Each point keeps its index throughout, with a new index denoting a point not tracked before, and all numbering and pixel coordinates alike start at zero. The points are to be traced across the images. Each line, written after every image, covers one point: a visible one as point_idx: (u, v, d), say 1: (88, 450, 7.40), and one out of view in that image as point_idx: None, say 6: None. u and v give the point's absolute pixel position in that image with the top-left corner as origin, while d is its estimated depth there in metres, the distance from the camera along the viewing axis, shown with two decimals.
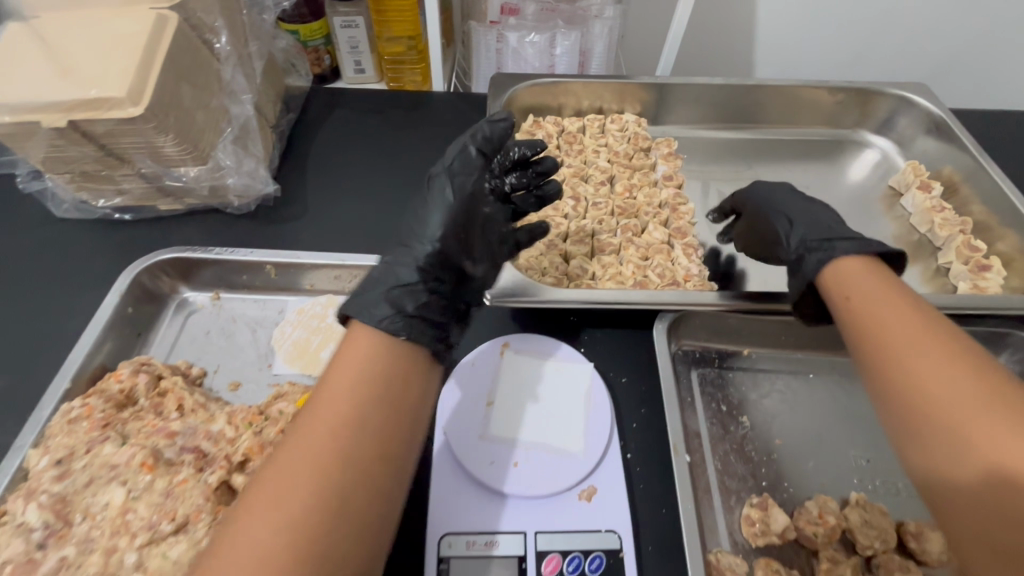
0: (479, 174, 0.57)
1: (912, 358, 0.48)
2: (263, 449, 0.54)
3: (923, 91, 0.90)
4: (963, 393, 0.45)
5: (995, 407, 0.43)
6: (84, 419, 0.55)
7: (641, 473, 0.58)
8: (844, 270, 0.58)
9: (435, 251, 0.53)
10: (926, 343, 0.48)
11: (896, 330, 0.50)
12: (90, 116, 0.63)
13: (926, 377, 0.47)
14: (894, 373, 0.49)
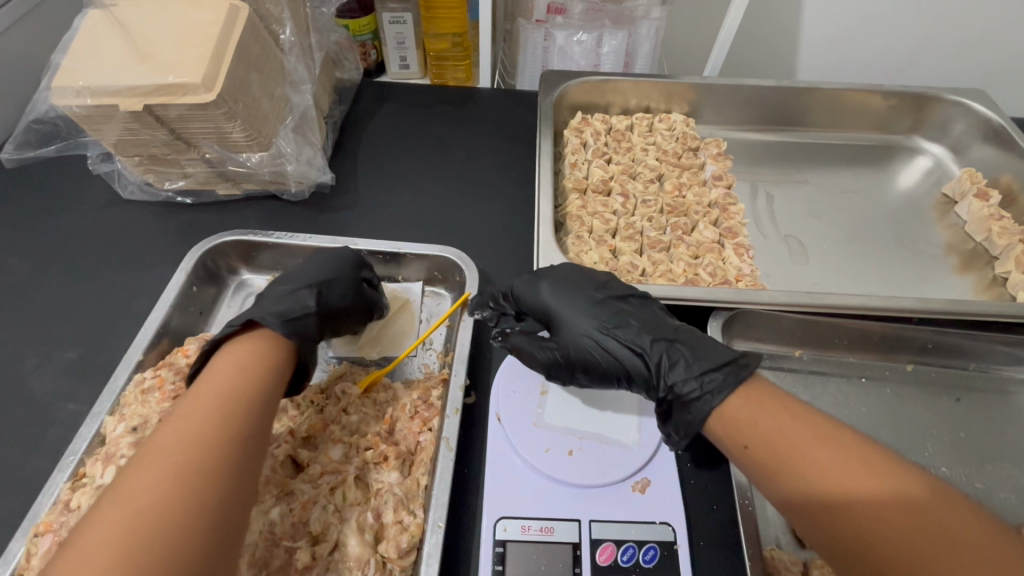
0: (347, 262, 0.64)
1: (813, 460, 0.44)
2: (325, 426, 0.56)
3: (981, 97, 0.89)
4: (812, 442, 0.45)
5: (839, 448, 0.44)
6: (156, 389, 0.58)
7: (692, 470, 0.58)
8: (722, 406, 0.51)
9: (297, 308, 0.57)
10: (769, 409, 0.48)
11: (775, 441, 0.46)
12: (165, 101, 0.66)
13: (784, 437, 0.46)
14: (805, 494, 0.43)
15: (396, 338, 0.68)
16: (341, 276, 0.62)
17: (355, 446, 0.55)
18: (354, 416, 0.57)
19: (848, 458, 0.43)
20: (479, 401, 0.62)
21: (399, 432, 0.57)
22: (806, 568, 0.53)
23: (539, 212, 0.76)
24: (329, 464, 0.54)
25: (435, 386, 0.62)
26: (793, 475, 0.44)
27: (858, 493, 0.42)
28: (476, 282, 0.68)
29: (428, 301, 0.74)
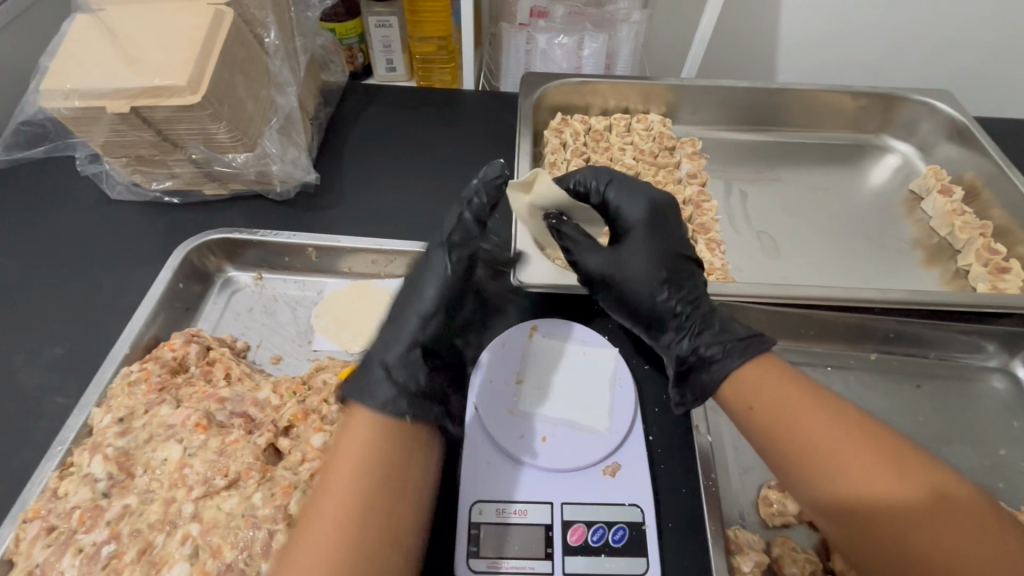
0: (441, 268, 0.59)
1: (843, 460, 0.46)
2: (306, 416, 0.58)
3: (945, 97, 0.92)
4: (843, 444, 0.47)
5: (868, 451, 0.46)
6: (142, 382, 0.59)
7: (662, 455, 0.60)
8: (734, 371, 0.55)
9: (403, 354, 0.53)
10: (799, 408, 0.50)
11: (795, 423, 0.49)
12: (152, 103, 0.68)
13: (811, 437, 0.48)
14: (830, 493, 0.46)
15: (379, 332, 0.71)
16: (439, 284, 0.57)
17: (335, 434, 0.57)
18: (334, 406, 0.59)
19: (852, 434, 0.47)
20: None
21: None
22: (768, 546, 0.55)
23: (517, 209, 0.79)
24: (310, 451, 0.55)
25: None
26: (827, 475, 0.47)
27: (887, 496, 0.44)
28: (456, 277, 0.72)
29: None
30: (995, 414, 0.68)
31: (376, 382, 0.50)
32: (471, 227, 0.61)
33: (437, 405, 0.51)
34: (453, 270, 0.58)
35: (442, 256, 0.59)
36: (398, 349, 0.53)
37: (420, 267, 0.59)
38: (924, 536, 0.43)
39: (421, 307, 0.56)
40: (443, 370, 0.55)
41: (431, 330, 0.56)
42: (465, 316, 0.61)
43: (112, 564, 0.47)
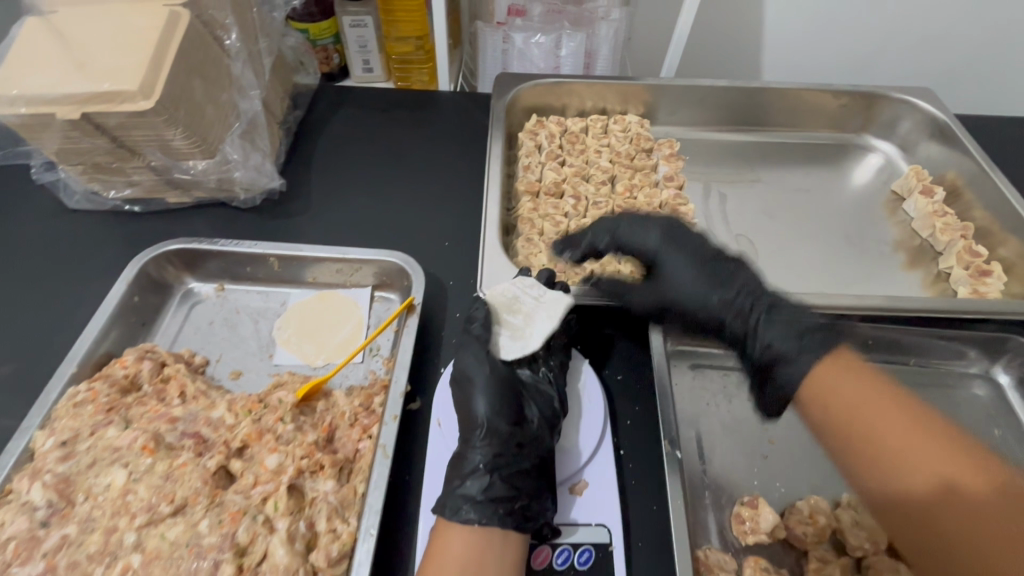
0: (489, 363, 0.58)
1: (910, 454, 0.49)
2: (261, 435, 0.56)
3: (926, 96, 0.90)
4: (908, 449, 0.49)
5: (932, 449, 0.49)
6: (89, 402, 0.57)
7: (632, 469, 0.60)
8: (812, 374, 0.55)
9: (483, 456, 0.53)
10: (875, 404, 0.51)
11: (854, 413, 0.51)
12: (103, 109, 0.65)
13: (891, 440, 0.49)
14: (885, 485, 0.50)
15: (343, 345, 0.69)
16: (485, 393, 0.56)
17: (291, 455, 0.54)
18: (290, 425, 0.57)
19: (928, 437, 0.49)
20: (424, 406, 0.63)
21: (338, 441, 0.58)
22: (739, 565, 0.54)
23: (488, 215, 0.76)
24: (263, 474, 0.53)
25: (377, 393, 0.62)
26: (892, 467, 0.49)
27: (922, 485, 0.48)
28: (421, 287, 0.69)
29: (377, 306, 0.74)
30: (975, 422, 0.66)
31: (457, 493, 0.51)
32: (483, 330, 0.61)
33: (519, 497, 0.51)
34: (493, 369, 0.58)
35: (477, 369, 0.58)
36: (481, 446, 0.54)
37: (460, 382, 0.58)
38: (950, 523, 0.47)
39: (474, 424, 0.55)
40: (530, 466, 0.53)
41: (503, 431, 0.54)
42: (550, 397, 0.59)
43: None
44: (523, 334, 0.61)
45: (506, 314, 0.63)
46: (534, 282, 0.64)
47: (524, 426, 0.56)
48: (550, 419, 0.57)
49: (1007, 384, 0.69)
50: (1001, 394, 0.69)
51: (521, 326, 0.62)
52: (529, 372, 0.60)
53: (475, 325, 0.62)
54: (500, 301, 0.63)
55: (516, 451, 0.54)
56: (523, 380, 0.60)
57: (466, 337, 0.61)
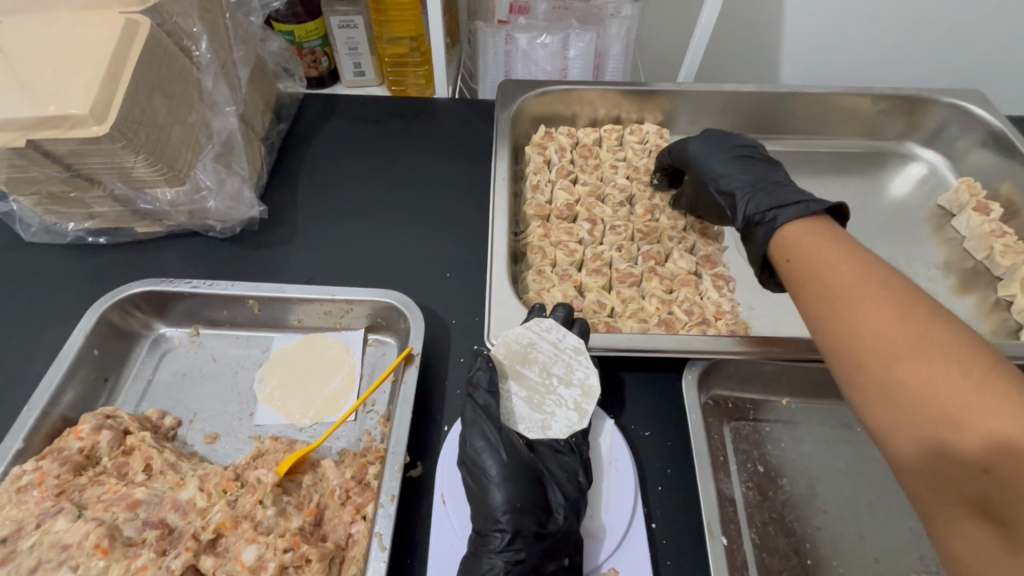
0: (501, 442, 0.51)
1: (864, 309, 0.45)
2: (236, 523, 0.48)
3: (979, 99, 0.81)
4: (867, 321, 0.44)
5: (897, 330, 0.43)
6: (35, 487, 0.49)
7: (667, 548, 0.51)
8: (782, 231, 0.56)
9: (501, 559, 0.46)
10: (833, 270, 0.48)
11: (810, 267, 0.51)
12: (51, 136, 0.56)
13: (851, 323, 0.45)
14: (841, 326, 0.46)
15: (333, 400, 0.61)
16: (502, 482, 0.49)
17: (271, 547, 0.46)
18: (271, 510, 0.49)
19: (903, 313, 0.44)
20: (427, 472, 0.55)
21: (328, 523, 0.50)
22: None
23: (494, 247, 0.67)
24: (239, 571, 0.45)
25: (372, 462, 0.54)
26: (840, 322, 0.46)
27: (882, 344, 0.43)
28: (420, 333, 0.60)
29: (371, 351, 0.66)
30: None
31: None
32: (489, 399, 0.53)
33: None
34: (509, 453, 0.51)
35: (490, 454, 0.50)
36: (498, 549, 0.47)
37: (471, 469, 0.51)
38: (915, 382, 0.40)
39: (492, 521, 0.48)
40: (558, 566, 0.47)
41: (526, 528, 0.48)
42: (574, 476, 0.52)
43: None
44: (538, 400, 0.55)
45: (518, 366, 0.56)
46: (552, 325, 0.57)
47: (548, 518, 0.49)
48: (577, 504, 0.50)
49: None
50: None
51: (535, 387, 0.56)
52: (548, 443, 0.53)
53: (480, 391, 0.53)
54: (510, 351, 0.57)
55: (541, 552, 0.47)
56: (541, 457, 0.52)
57: (471, 409, 0.53)
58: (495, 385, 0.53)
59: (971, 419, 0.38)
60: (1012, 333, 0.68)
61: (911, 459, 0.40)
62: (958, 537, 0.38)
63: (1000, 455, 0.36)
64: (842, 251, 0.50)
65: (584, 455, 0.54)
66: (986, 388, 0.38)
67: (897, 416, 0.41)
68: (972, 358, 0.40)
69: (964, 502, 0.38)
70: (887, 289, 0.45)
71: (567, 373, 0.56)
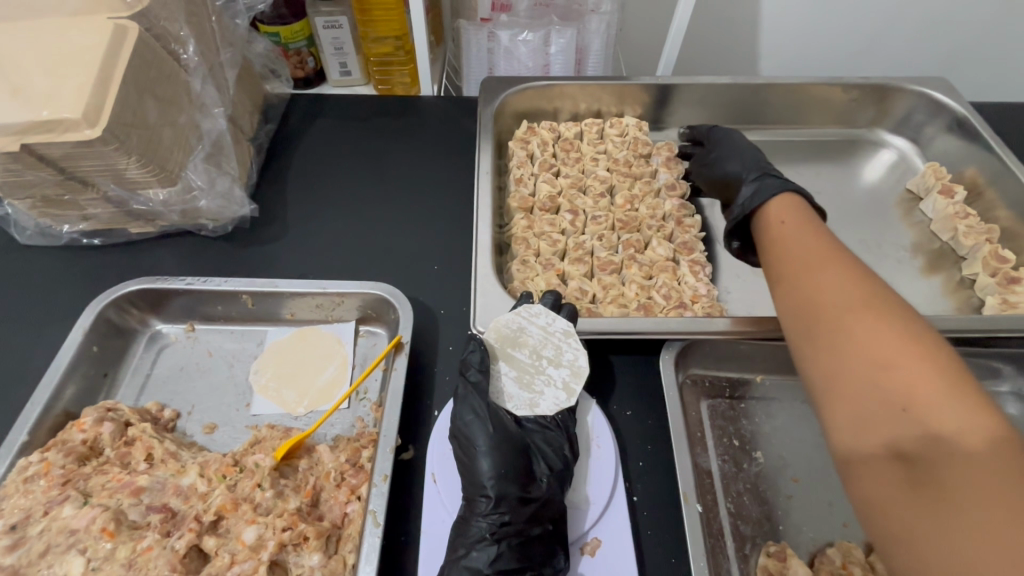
0: (489, 415, 0.54)
1: (829, 274, 0.49)
2: (236, 506, 0.50)
3: (944, 86, 0.85)
4: (833, 282, 0.49)
5: (858, 293, 0.47)
6: (41, 476, 0.51)
7: (648, 519, 0.54)
8: (789, 193, 0.61)
9: (487, 524, 0.49)
10: (811, 245, 0.53)
11: (790, 239, 0.55)
12: (45, 139, 0.58)
13: (820, 283, 0.49)
14: (809, 283, 0.50)
15: (326, 389, 0.63)
16: (490, 452, 0.52)
17: (270, 527, 0.49)
18: (269, 492, 0.51)
19: (863, 283, 0.48)
20: (417, 456, 0.58)
21: (324, 504, 0.53)
22: None
23: (479, 240, 0.69)
24: (240, 550, 0.48)
25: (366, 446, 0.57)
26: (808, 280, 0.50)
27: (839, 300, 0.47)
28: (409, 322, 0.63)
29: (362, 342, 0.68)
30: None
31: (462, 565, 0.48)
32: (479, 376, 0.56)
33: (528, 568, 0.49)
34: (496, 426, 0.54)
35: (478, 425, 0.53)
36: (484, 513, 0.50)
37: (460, 440, 0.54)
38: (861, 331, 0.44)
39: (479, 488, 0.51)
40: (541, 531, 0.50)
41: (511, 494, 0.50)
42: (559, 447, 0.54)
43: None
44: (528, 379, 0.58)
45: (510, 349, 0.59)
46: (540, 310, 0.61)
47: (534, 486, 0.52)
48: (561, 474, 0.53)
49: None
50: None
51: (525, 367, 0.58)
52: (535, 420, 0.56)
53: (471, 369, 0.57)
54: (501, 327, 0.60)
55: (526, 517, 0.50)
56: (528, 431, 0.55)
57: (463, 385, 0.56)
58: (483, 364, 0.57)
59: (903, 368, 0.41)
60: (975, 311, 0.71)
61: (842, 400, 0.44)
62: (870, 477, 0.41)
63: (921, 399, 0.40)
64: (817, 231, 0.55)
65: (569, 428, 0.56)
66: (920, 352, 0.42)
67: (838, 364, 0.45)
68: (916, 327, 0.44)
69: (879, 445, 0.41)
70: (852, 266, 0.50)
71: (557, 355, 0.59)
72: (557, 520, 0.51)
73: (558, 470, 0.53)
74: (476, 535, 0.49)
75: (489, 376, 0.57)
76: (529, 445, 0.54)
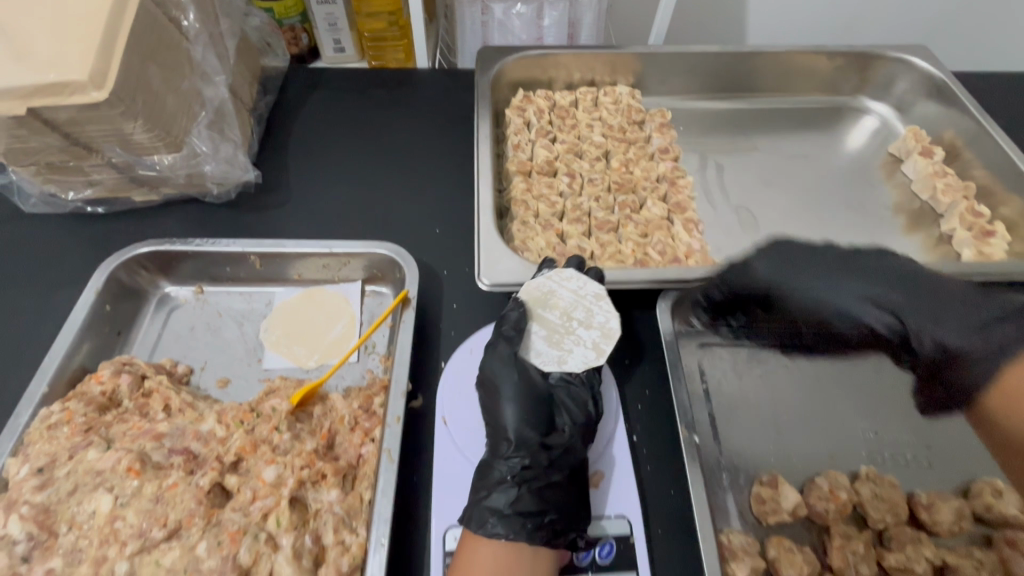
0: (519, 367, 0.56)
1: None
2: (256, 447, 0.52)
3: (923, 53, 0.88)
4: None
5: None
6: (64, 424, 0.52)
7: (648, 454, 0.58)
8: None
9: (510, 469, 0.52)
10: None
11: None
12: (51, 102, 0.58)
13: None
14: None
15: (335, 344, 0.65)
16: (513, 399, 0.55)
17: (289, 466, 0.51)
18: (287, 434, 0.53)
19: None
20: (426, 403, 0.60)
21: (339, 446, 0.55)
22: (763, 547, 0.52)
23: (480, 200, 0.71)
24: (262, 488, 0.50)
25: (377, 393, 0.59)
26: None
27: None
28: (415, 278, 0.65)
29: (368, 300, 0.70)
30: None
31: (484, 505, 0.50)
32: (513, 331, 0.58)
33: (549, 512, 0.50)
34: (524, 378, 0.56)
35: (506, 376, 0.56)
36: (508, 459, 0.52)
37: (487, 389, 0.56)
38: None
39: (502, 434, 0.54)
40: (560, 478, 0.52)
41: (531, 441, 0.53)
42: (583, 402, 0.56)
43: None
44: (558, 339, 0.59)
45: (540, 310, 0.60)
46: (572, 274, 0.61)
47: (554, 436, 0.54)
48: (583, 427, 0.55)
49: None
50: None
51: (556, 327, 0.60)
52: (563, 375, 0.57)
53: (507, 325, 0.58)
54: (537, 286, 0.61)
55: (546, 463, 0.53)
56: (553, 385, 0.57)
57: (496, 338, 0.59)
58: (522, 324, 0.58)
59: None
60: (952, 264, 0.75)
61: None
62: None
63: None
64: None
65: (593, 387, 0.58)
66: None
67: None
68: None
69: None
70: None
71: (588, 317, 0.59)
72: (576, 469, 0.54)
73: (582, 425, 0.55)
74: (499, 479, 0.51)
75: (521, 332, 0.59)
76: (555, 398, 0.56)
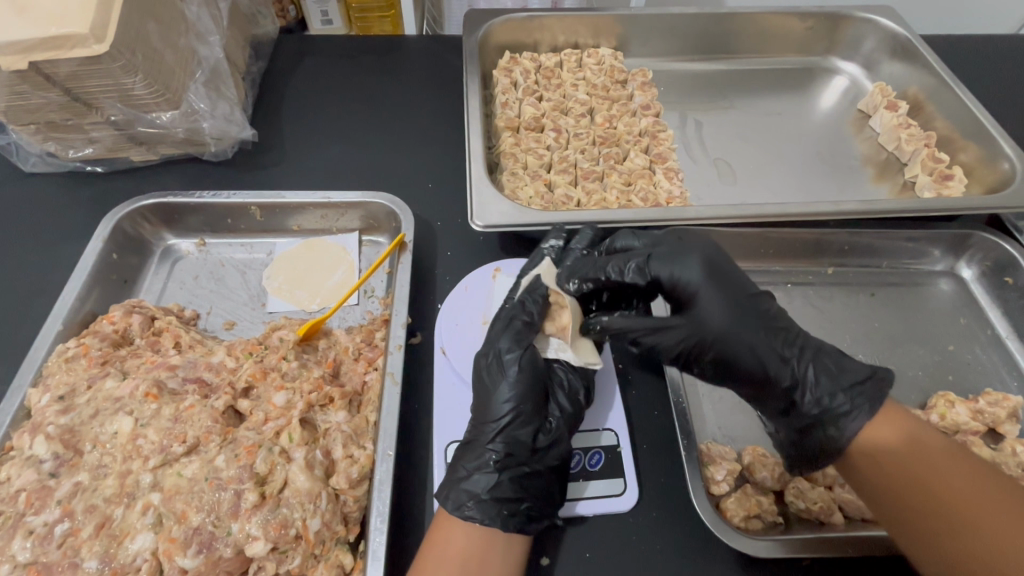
0: (528, 353, 0.54)
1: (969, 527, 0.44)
2: (265, 374, 0.55)
3: (889, 13, 0.93)
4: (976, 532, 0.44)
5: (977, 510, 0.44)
6: (81, 357, 0.55)
7: (633, 380, 0.62)
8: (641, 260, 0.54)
9: (492, 454, 0.50)
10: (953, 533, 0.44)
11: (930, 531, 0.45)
12: (51, 56, 0.59)
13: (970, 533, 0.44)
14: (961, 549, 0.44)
15: (335, 289, 0.69)
16: (513, 385, 0.53)
17: (298, 391, 0.54)
18: (294, 363, 0.57)
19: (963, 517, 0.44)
20: (425, 339, 0.64)
21: (344, 374, 0.59)
22: (738, 456, 0.57)
23: (471, 150, 0.74)
24: (273, 410, 0.53)
25: (378, 329, 0.63)
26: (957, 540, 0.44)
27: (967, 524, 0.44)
28: (412, 224, 0.68)
29: (366, 249, 0.73)
30: (945, 314, 0.70)
31: (462, 487, 0.49)
32: (534, 314, 0.56)
33: (526, 499, 0.49)
34: (529, 362, 0.54)
35: (513, 357, 0.54)
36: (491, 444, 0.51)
37: (488, 365, 0.54)
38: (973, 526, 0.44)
39: (489, 414, 0.52)
40: (544, 467, 0.51)
41: (521, 427, 0.51)
42: (575, 390, 0.56)
43: (69, 542, 0.45)
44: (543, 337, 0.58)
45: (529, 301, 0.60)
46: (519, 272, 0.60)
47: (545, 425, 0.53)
48: (571, 418, 0.54)
49: (971, 277, 0.73)
50: (965, 286, 0.73)
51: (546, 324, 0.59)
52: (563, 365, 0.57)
53: (529, 307, 0.56)
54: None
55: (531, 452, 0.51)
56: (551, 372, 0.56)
57: (513, 316, 0.56)
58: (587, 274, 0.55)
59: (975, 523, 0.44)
60: None
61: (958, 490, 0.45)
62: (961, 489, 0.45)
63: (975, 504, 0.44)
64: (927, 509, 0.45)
65: (586, 376, 0.57)
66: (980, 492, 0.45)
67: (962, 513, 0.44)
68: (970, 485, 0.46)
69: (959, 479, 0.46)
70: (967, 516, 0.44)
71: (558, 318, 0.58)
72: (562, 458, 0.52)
73: (569, 416, 0.54)
74: (480, 460, 0.50)
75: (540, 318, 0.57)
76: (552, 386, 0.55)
